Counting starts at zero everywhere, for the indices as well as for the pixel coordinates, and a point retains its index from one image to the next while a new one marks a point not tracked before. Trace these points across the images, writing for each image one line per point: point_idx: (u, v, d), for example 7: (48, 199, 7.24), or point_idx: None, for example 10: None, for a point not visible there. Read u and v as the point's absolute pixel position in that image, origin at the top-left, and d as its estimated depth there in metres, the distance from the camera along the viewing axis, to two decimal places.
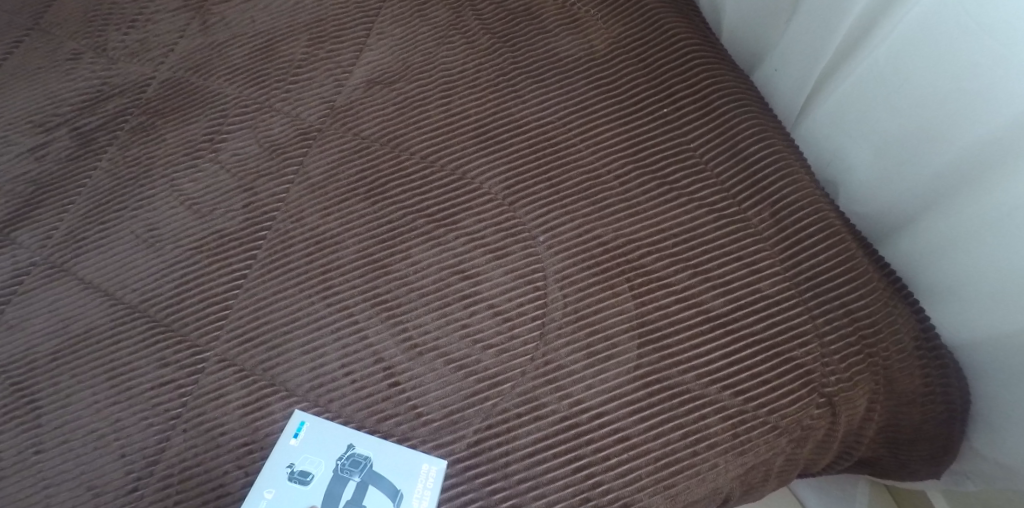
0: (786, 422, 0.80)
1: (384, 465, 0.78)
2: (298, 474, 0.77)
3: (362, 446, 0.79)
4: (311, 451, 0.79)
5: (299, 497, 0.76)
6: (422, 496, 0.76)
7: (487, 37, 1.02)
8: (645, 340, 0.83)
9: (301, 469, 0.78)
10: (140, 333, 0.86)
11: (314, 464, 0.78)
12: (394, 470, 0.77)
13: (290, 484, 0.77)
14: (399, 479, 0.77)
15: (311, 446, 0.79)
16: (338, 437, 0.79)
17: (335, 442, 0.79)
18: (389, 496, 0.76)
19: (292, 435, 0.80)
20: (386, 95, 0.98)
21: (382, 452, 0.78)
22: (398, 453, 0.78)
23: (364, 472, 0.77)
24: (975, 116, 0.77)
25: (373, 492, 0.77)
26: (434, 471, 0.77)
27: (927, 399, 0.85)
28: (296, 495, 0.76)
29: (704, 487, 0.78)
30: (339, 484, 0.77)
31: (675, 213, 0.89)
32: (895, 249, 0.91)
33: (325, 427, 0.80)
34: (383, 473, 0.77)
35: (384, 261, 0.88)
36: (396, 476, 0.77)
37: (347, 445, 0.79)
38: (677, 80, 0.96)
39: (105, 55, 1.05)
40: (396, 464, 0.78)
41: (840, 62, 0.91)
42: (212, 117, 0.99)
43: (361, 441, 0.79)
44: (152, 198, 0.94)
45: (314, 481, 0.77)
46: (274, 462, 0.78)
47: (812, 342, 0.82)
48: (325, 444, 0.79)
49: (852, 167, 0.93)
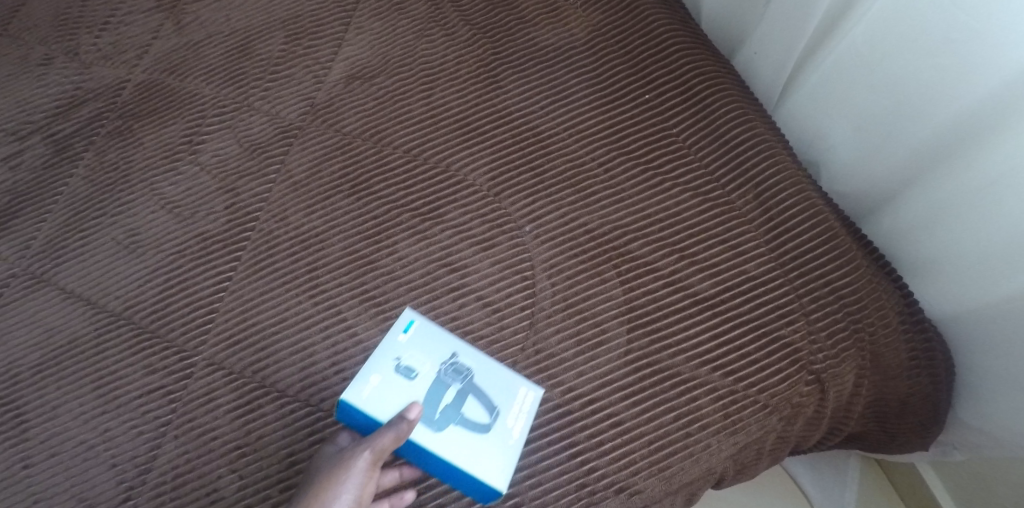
0: (776, 400, 0.81)
1: (484, 379, 0.78)
2: (405, 372, 0.77)
3: (466, 356, 0.79)
4: (417, 349, 0.78)
5: (400, 391, 0.75)
6: (518, 417, 0.77)
7: (466, 29, 1.02)
8: (634, 324, 0.83)
9: (408, 368, 0.77)
10: (125, 340, 0.85)
11: (421, 364, 0.78)
12: (496, 390, 0.78)
13: (396, 375, 0.76)
14: (498, 398, 0.77)
15: (418, 344, 0.79)
16: (445, 343, 0.79)
17: (441, 347, 0.79)
18: (488, 411, 0.76)
19: (404, 329, 0.80)
20: (366, 90, 0.97)
21: (484, 366, 0.79)
22: (504, 371, 0.79)
23: (472, 381, 0.77)
24: (952, 90, 0.78)
25: (475, 404, 0.76)
26: (531, 396, 0.78)
27: (912, 371, 0.86)
28: (403, 387, 0.76)
29: (698, 468, 0.79)
30: (441, 387, 0.76)
31: (660, 198, 0.89)
32: (877, 225, 0.93)
33: (434, 331, 0.80)
34: (483, 387, 0.77)
35: (371, 257, 0.88)
36: (497, 394, 0.77)
37: (452, 353, 0.79)
38: (657, 66, 0.96)
39: (78, 59, 1.03)
40: (496, 384, 0.78)
41: (817, 43, 0.92)
42: (190, 118, 0.97)
43: (466, 351, 0.79)
44: (132, 203, 0.93)
45: (420, 380, 0.76)
46: (382, 352, 0.78)
47: (799, 320, 0.83)
48: (432, 346, 0.79)
49: (833, 146, 0.94)
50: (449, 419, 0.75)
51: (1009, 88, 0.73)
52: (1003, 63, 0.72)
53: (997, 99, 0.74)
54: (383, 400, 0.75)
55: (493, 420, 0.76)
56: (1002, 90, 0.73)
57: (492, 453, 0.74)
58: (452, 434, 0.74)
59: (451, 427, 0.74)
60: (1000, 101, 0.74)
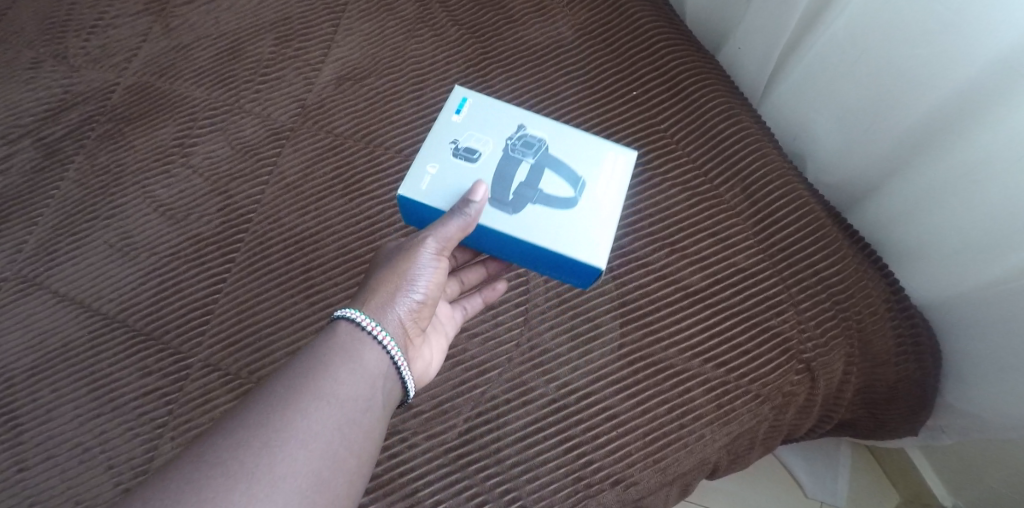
0: (767, 390, 0.82)
1: (557, 146, 0.82)
2: (472, 159, 0.80)
3: (534, 128, 0.82)
4: (475, 126, 0.82)
5: (481, 190, 0.80)
6: (609, 184, 0.80)
7: (455, 29, 1.03)
8: (627, 318, 0.84)
9: (474, 154, 0.80)
10: (119, 343, 0.85)
11: (482, 147, 0.81)
12: (548, 131, 0.82)
13: (456, 160, 0.80)
14: (558, 146, 0.82)
15: (479, 124, 0.82)
16: (510, 118, 0.83)
17: (507, 122, 0.83)
18: (552, 160, 0.81)
19: (456, 108, 0.83)
20: (357, 91, 0.98)
21: (555, 134, 0.82)
22: (574, 137, 0.82)
23: (527, 145, 0.81)
24: (934, 80, 0.80)
25: (541, 164, 0.80)
26: (623, 160, 0.82)
27: (900, 359, 0.88)
28: (467, 169, 0.79)
29: (693, 458, 0.80)
30: (510, 163, 0.80)
31: (650, 194, 0.91)
32: (863, 216, 0.95)
33: (484, 99, 0.84)
34: (556, 157, 0.81)
35: (365, 256, 0.88)
36: (553, 138, 0.82)
37: (518, 125, 0.83)
38: (644, 62, 0.98)
39: (66, 63, 1.03)
40: (552, 129, 0.83)
41: (800, 37, 0.93)
42: (182, 121, 0.98)
43: (532, 124, 0.83)
44: (124, 206, 0.93)
45: (487, 165, 0.79)
46: (438, 137, 0.81)
47: (788, 310, 0.85)
48: (495, 124, 0.82)
49: (818, 138, 0.96)
50: (524, 198, 0.78)
51: (989, 76, 0.75)
52: (983, 51, 0.74)
53: (977, 87, 0.76)
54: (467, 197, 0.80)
55: (562, 174, 0.80)
56: (982, 78, 0.75)
57: (575, 224, 0.77)
58: (531, 213, 0.77)
59: (528, 205, 0.78)
60: (981, 89, 0.76)
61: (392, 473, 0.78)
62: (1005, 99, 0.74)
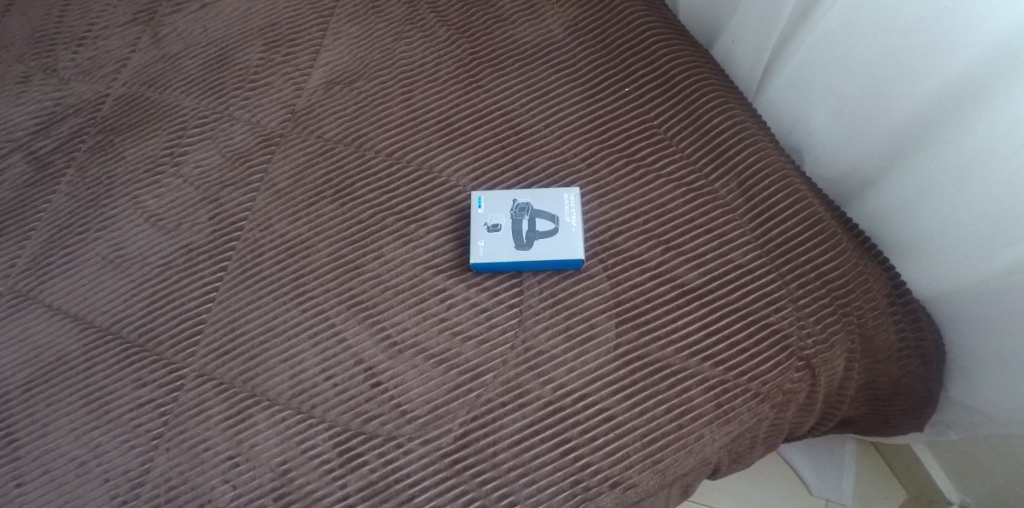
0: (767, 388, 0.80)
1: (539, 205, 0.87)
2: (490, 227, 0.86)
3: (524, 198, 0.88)
4: (490, 209, 0.87)
5: (502, 247, 0.85)
6: (573, 214, 0.86)
7: (445, 29, 1.02)
8: (622, 318, 0.82)
9: (491, 223, 0.86)
10: (114, 355, 0.85)
11: (496, 216, 0.87)
12: (547, 202, 0.87)
13: (490, 235, 0.86)
14: (555, 208, 0.87)
15: (496, 210, 0.87)
16: (503, 198, 0.88)
17: (504, 200, 0.88)
18: (553, 220, 0.86)
19: (476, 207, 0.88)
20: (346, 95, 0.97)
21: (537, 197, 0.88)
22: (545, 192, 0.88)
23: (533, 211, 0.87)
24: (928, 70, 0.78)
25: (543, 221, 0.86)
26: (572, 199, 0.87)
27: (903, 354, 0.87)
28: (498, 240, 0.85)
29: (693, 459, 0.78)
30: (518, 224, 0.86)
31: (644, 191, 0.89)
32: (864, 210, 0.93)
33: (500, 195, 0.89)
34: (541, 209, 0.87)
35: (357, 262, 0.87)
36: (553, 207, 0.87)
37: (512, 201, 0.88)
38: (634, 58, 0.97)
39: (55, 76, 1.05)
40: (548, 199, 0.88)
41: (796, 27, 0.92)
42: (171, 131, 0.98)
43: (523, 195, 0.88)
44: (115, 218, 0.94)
45: (505, 229, 0.86)
46: (474, 225, 0.86)
47: (787, 306, 0.83)
48: (499, 204, 0.88)
49: (814, 131, 0.95)
50: (535, 239, 0.85)
51: (985, 64, 0.73)
52: (977, 41, 0.72)
53: (973, 78, 0.75)
54: (492, 254, 0.85)
55: (559, 225, 0.85)
56: (979, 67, 0.74)
57: (572, 246, 0.84)
58: (542, 248, 0.84)
59: (539, 244, 0.85)
60: (978, 77, 0.74)
61: (387, 479, 0.77)
62: (1003, 90, 0.72)
